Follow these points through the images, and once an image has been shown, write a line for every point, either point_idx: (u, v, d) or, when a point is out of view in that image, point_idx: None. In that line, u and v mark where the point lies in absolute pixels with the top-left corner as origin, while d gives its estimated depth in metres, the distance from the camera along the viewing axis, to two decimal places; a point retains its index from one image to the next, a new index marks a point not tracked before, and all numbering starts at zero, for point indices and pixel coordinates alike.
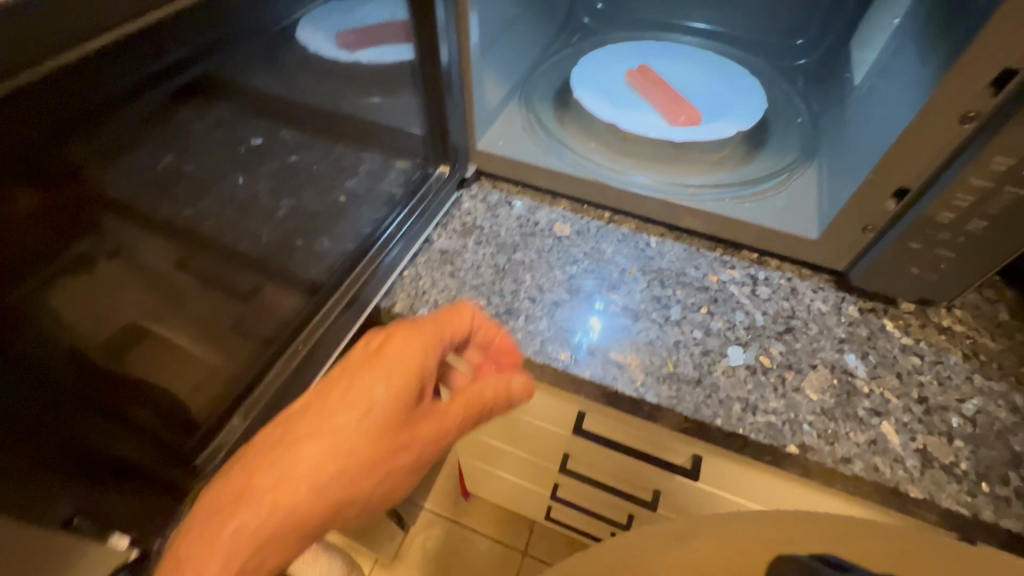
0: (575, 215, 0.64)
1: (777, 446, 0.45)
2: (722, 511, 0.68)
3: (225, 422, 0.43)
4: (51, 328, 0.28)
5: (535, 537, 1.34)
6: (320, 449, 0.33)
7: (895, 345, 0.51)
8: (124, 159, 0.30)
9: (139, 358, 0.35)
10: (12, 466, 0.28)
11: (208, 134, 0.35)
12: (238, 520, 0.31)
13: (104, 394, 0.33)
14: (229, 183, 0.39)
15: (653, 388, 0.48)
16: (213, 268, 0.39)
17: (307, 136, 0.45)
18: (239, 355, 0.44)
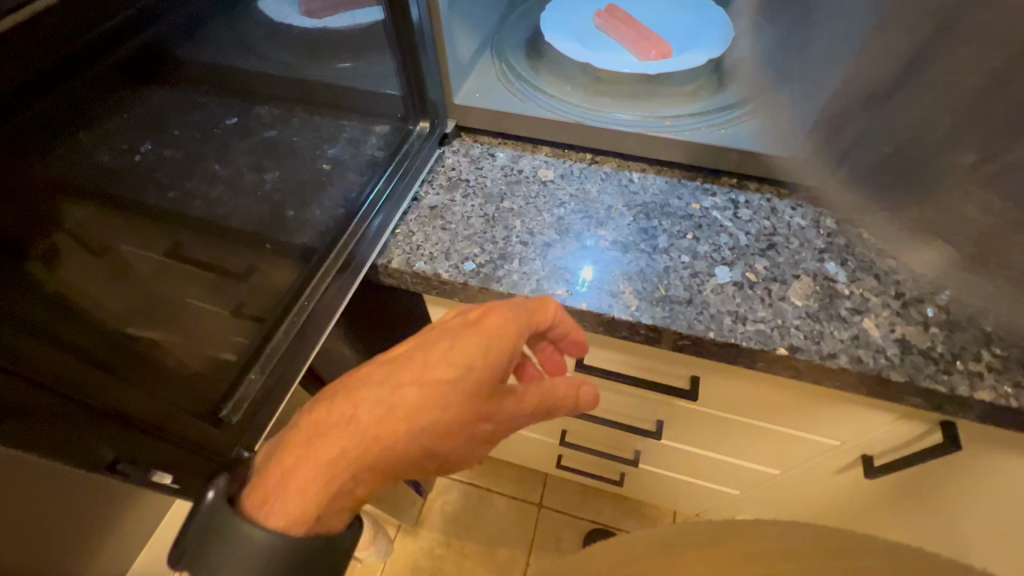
0: (557, 160, 0.65)
1: (767, 350, 0.48)
2: (722, 431, 0.72)
3: (243, 377, 0.44)
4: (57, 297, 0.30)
5: (549, 490, 1.41)
6: (421, 395, 0.37)
7: (872, 250, 0.54)
8: (96, 143, 0.31)
9: (151, 324, 0.37)
10: (36, 406, 0.29)
11: (182, 107, 0.36)
12: (339, 442, 0.36)
13: (113, 344, 0.34)
14: (213, 157, 0.40)
15: (648, 311, 0.50)
16: (208, 245, 0.41)
17: (282, 107, 0.46)
18: (247, 323, 0.45)
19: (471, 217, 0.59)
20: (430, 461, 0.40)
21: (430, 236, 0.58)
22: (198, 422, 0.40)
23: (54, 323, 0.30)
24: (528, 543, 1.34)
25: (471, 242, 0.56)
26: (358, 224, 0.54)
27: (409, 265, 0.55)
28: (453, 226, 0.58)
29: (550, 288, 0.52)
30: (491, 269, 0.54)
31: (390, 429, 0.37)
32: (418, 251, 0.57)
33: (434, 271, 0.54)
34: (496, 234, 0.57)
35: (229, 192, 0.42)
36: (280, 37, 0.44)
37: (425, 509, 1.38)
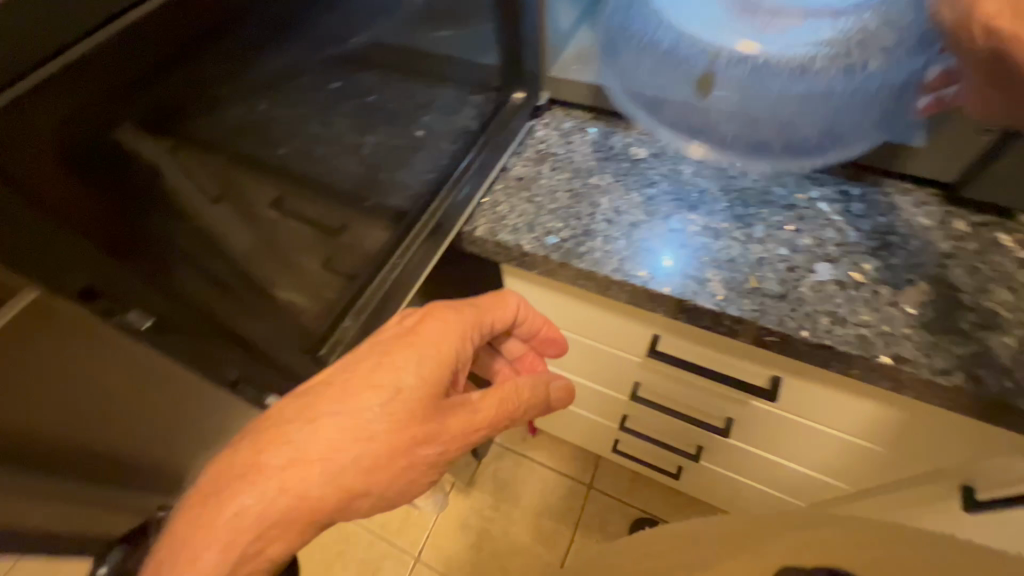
0: (651, 138, 0.62)
1: (866, 357, 0.44)
2: (797, 438, 0.68)
3: (340, 322, 0.49)
4: (189, 243, 0.35)
5: (600, 472, 1.41)
6: (339, 425, 0.38)
7: (1010, 261, 0.48)
8: (220, 106, 0.33)
9: (263, 269, 0.41)
10: (180, 324, 0.36)
11: (302, 69, 0.38)
12: (236, 498, 0.36)
13: (241, 283, 0.40)
14: (324, 119, 0.41)
15: (735, 302, 0.48)
16: (307, 203, 0.43)
17: (384, 74, 0.46)
18: (342, 276, 0.49)
19: (557, 192, 0.58)
20: (360, 499, 0.39)
21: (515, 208, 0.58)
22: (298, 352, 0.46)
23: (196, 262, 0.36)
24: (575, 520, 1.36)
25: (556, 216, 0.56)
26: (448, 192, 0.56)
27: (493, 234, 0.57)
28: (538, 199, 0.58)
29: (632, 270, 0.51)
30: (573, 245, 0.54)
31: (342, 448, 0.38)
32: (502, 221, 0.57)
33: (517, 242, 0.55)
34: (581, 210, 0.56)
35: (334, 154, 0.44)
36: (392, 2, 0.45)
37: (478, 472, 1.44)
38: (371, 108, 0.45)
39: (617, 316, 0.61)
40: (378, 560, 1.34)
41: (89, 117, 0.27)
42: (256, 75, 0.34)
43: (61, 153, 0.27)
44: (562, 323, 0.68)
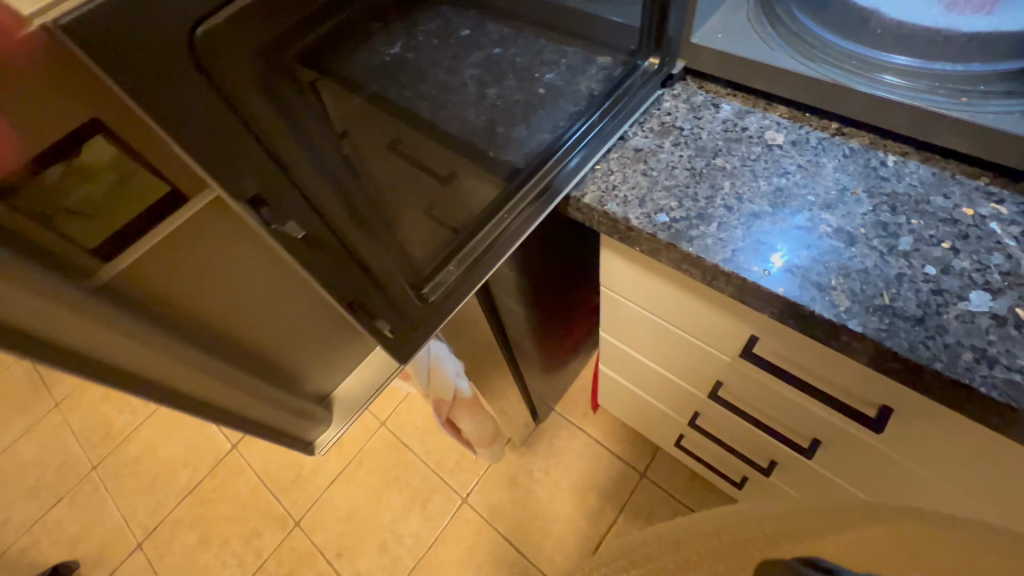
0: (792, 123, 0.56)
1: (1014, 406, 0.38)
2: (892, 477, 0.62)
3: (444, 266, 0.50)
4: (337, 168, 0.37)
5: (656, 463, 1.39)
6: None
7: None
8: (365, 44, 0.35)
9: (388, 203, 0.43)
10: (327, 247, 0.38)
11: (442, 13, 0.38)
12: None
13: (373, 212, 0.42)
14: (454, 67, 0.42)
15: (860, 317, 0.43)
16: (425, 147, 0.45)
17: (517, 27, 0.45)
18: (450, 221, 0.51)
19: (676, 169, 0.55)
20: None
21: (629, 180, 0.56)
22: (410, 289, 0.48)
23: (342, 189, 0.38)
24: (622, 502, 1.36)
25: (670, 194, 0.54)
26: (565, 153, 0.55)
27: (601, 203, 0.55)
28: (654, 173, 0.56)
29: (745, 263, 0.48)
30: (684, 227, 0.51)
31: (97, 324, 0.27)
32: (613, 192, 0.56)
33: (625, 216, 0.53)
34: (699, 191, 0.53)
35: (457, 104, 0.45)
36: None
37: (534, 435, 1.48)
38: (501, 59, 0.45)
39: (714, 309, 0.58)
40: (430, 492, 1.45)
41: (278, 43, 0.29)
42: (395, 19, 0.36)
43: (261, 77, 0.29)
44: (653, 306, 0.66)
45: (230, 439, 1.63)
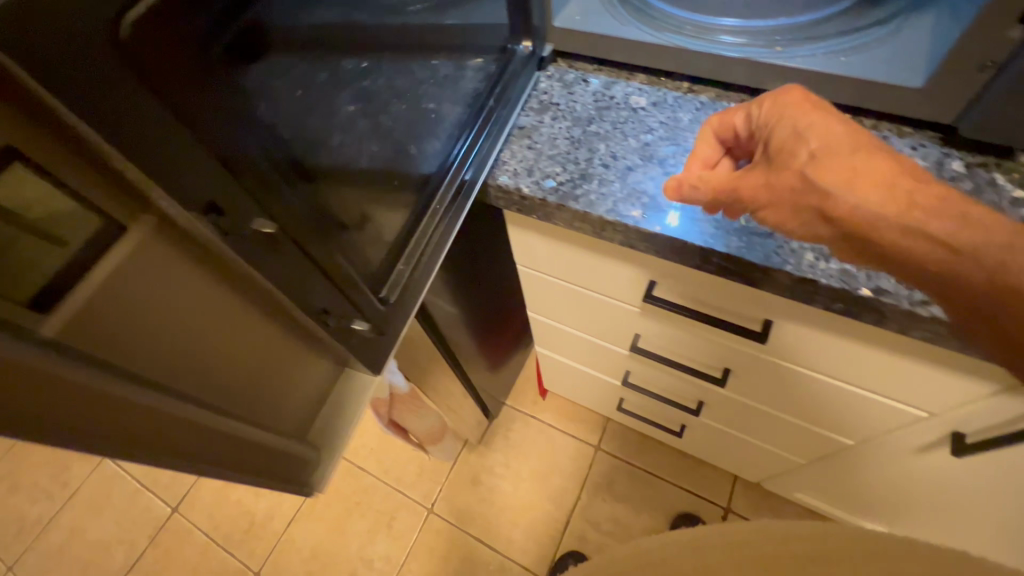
0: (652, 88, 0.63)
1: (848, 289, 0.45)
2: (791, 387, 0.69)
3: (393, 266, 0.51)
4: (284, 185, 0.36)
5: (609, 435, 1.44)
6: None
7: (1006, 199, 0.48)
8: None
9: (337, 212, 0.43)
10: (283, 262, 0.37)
11: None
12: None
13: (324, 227, 0.41)
14: None
15: (723, 239, 0.49)
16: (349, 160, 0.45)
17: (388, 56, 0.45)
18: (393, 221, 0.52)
19: (557, 139, 0.60)
20: None
21: (517, 154, 0.60)
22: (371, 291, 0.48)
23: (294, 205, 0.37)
24: (582, 478, 1.40)
25: (554, 162, 0.58)
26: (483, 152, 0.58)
27: (494, 178, 0.59)
28: (539, 146, 0.60)
29: (625, 211, 0.53)
30: (570, 188, 0.56)
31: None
32: (504, 166, 0.60)
33: (517, 187, 0.58)
34: (579, 156, 0.58)
35: (349, 127, 0.44)
36: None
37: (490, 432, 1.49)
38: (401, 74, 0.47)
39: (614, 261, 0.63)
40: (394, 510, 1.42)
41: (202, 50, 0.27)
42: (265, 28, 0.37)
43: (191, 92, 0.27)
44: (564, 271, 0.70)
45: (168, 502, 1.51)
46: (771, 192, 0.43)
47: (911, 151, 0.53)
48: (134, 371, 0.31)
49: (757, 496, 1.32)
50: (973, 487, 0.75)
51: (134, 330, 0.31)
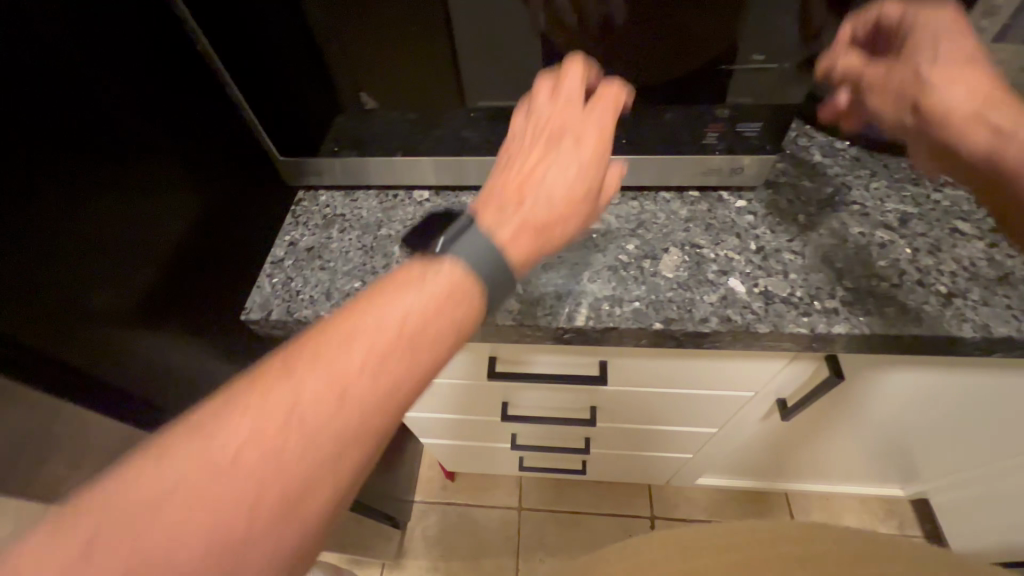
0: (440, 192, 0.66)
1: (645, 328, 0.48)
2: (649, 404, 0.74)
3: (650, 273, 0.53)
4: (698, 48, 0.46)
5: (526, 491, 1.41)
6: (322, 413, 0.30)
7: (732, 210, 0.57)
8: None
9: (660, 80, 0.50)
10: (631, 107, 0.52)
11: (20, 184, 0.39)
12: (327, 432, 0.30)
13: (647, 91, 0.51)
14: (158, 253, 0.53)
15: (529, 313, 0.51)
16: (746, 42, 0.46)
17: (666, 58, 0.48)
18: (680, 131, 0.54)
19: (350, 252, 0.57)
20: (317, 399, 0.30)
21: (309, 279, 0.56)
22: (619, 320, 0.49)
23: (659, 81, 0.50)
24: (515, 546, 1.34)
25: (353, 277, 0.55)
26: (398, 92, 0.54)
27: (290, 313, 0.53)
28: (331, 264, 0.57)
29: None
30: None
31: (357, 469, 0.32)
32: (299, 298, 0.54)
33: (318, 315, 0.53)
34: (377, 264, 0.56)
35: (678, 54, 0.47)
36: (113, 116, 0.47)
37: (406, 540, 1.35)
38: (633, 122, 0.54)
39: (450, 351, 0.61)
40: None
41: (166, 98, 0.52)
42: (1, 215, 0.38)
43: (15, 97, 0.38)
44: None
45: None
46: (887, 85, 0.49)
47: (655, 191, 0.61)
48: (651, 145, 0.56)
49: (672, 493, 1.39)
50: (814, 417, 0.88)
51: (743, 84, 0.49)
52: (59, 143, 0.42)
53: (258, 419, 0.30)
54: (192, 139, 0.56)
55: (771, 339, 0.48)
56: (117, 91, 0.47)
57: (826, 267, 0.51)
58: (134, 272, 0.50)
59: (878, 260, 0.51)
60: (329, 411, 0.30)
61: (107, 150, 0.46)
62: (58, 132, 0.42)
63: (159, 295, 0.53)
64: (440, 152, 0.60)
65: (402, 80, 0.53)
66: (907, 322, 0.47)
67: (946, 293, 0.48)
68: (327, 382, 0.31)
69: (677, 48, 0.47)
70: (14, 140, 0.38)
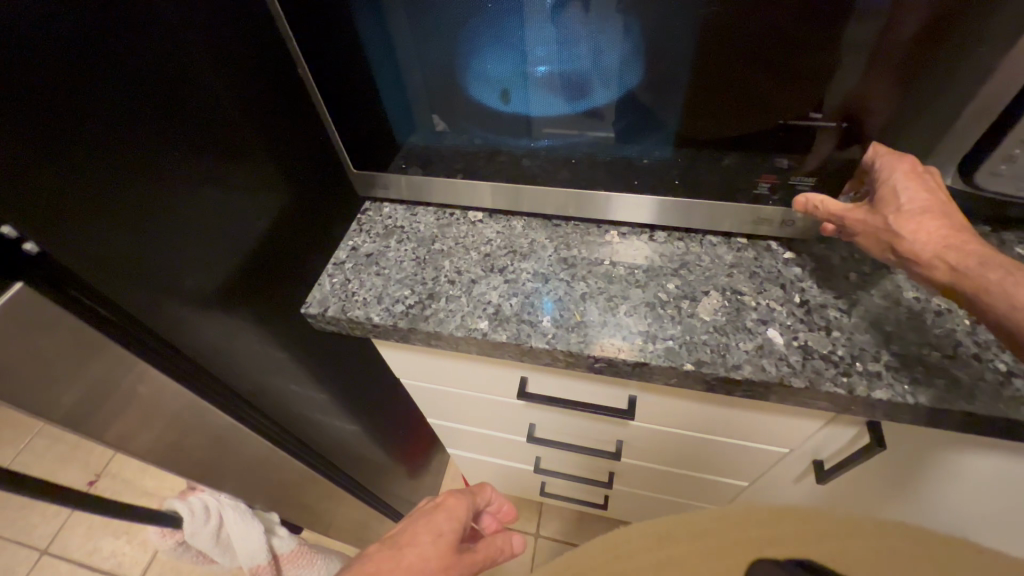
0: (494, 215, 0.70)
1: (675, 366, 0.49)
2: (676, 446, 0.73)
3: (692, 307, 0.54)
4: (745, 98, 0.49)
5: (544, 519, 1.39)
6: None
7: (780, 261, 0.57)
8: (87, 216, 0.42)
9: (705, 125, 0.52)
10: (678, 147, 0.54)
11: (136, 170, 0.46)
12: None
13: (693, 134, 0.53)
14: (235, 243, 0.59)
15: (564, 338, 0.53)
16: (796, 95, 0.47)
17: (716, 107, 0.50)
18: (725, 176, 0.56)
19: (404, 262, 0.62)
20: None
21: (365, 283, 0.60)
22: (653, 358, 0.50)
23: (704, 126, 0.52)
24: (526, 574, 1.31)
25: (403, 284, 0.60)
26: (462, 118, 0.59)
27: (344, 312, 0.58)
28: (386, 271, 0.61)
29: (473, 324, 0.55)
30: (420, 309, 0.57)
31: None
32: (353, 298, 0.59)
33: (368, 316, 0.57)
34: (426, 275, 0.60)
35: (728, 104, 0.50)
36: (217, 117, 0.53)
37: None
38: (682, 164, 0.56)
39: (485, 366, 0.64)
40: None
41: (265, 110, 0.60)
42: (116, 194, 0.44)
43: (152, 103, 0.46)
44: (442, 379, 0.71)
45: None
46: (864, 223, 0.51)
47: (702, 234, 0.62)
48: (696, 187, 0.58)
49: None
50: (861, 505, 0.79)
51: (791, 133, 0.50)
52: (179, 142, 0.50)
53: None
54: (275, 145, 0.63)
55: (807, 395, 0.47)
56: (229, 101, 0.55)
57: (873, 329, 0.50)
58: (220, 259, 0.57)
59: (933, 328, 0.49)
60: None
61: (213, 151, 0.54)
62: (180, 135, 0.50)
63: (232, 280, 0.59)
64: (498, 177, 0.64)
65: (470, 110, 0.57)
66: (959, 398, 0.44)
67: (1006, 371, 0.46)
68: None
69: (735, 97, 0.49)
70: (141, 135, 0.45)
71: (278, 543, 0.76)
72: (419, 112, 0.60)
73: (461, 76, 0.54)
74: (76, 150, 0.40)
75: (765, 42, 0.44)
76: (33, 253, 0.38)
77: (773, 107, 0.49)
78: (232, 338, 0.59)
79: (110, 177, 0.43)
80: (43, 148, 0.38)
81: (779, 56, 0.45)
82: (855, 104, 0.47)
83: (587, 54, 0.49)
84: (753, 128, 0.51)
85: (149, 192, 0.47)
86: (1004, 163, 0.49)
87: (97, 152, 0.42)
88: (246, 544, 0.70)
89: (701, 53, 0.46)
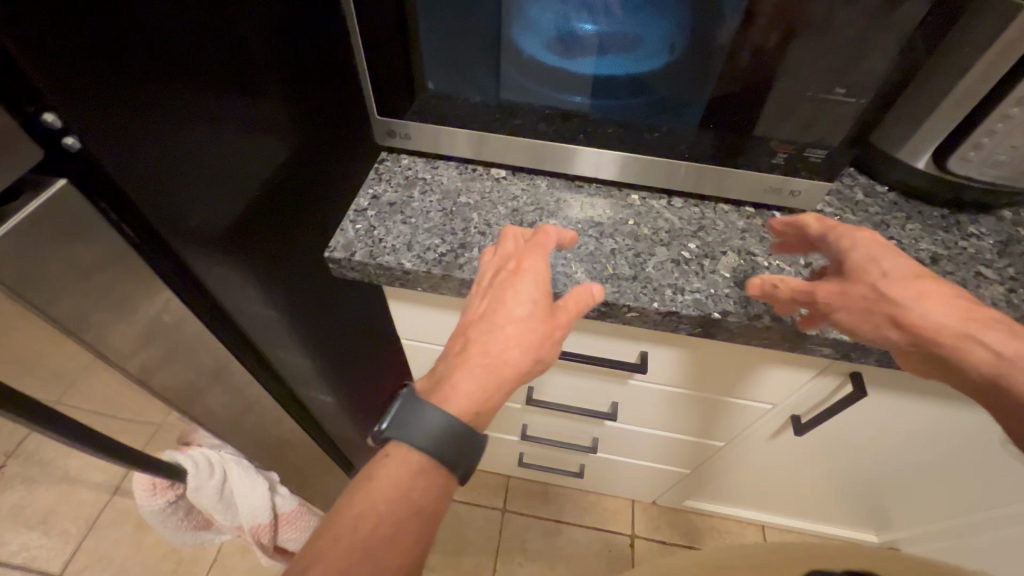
0: (514, 175, 0.71)
1: (704, 315, 0.53)
2: (668, 406, 0.78)
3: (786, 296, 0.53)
4: (772, 74, 0.53)
5: (512, 493, 1.41)
6: (465, 391, 0.46)
7: None
8: (124, 125, 0.37)
9: (733, 98, 0.56)
10: (708, 116, 0.58)
11: (176, 82, 0.42)
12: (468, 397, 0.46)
13: (720, 104, 0.56)
14: (261, 180, 0.55)
15: (599, 288, 0.55)
16: (817, 74, 0.52)
17: (745, 81, 0.54)
18: (740, 148, 0.60)
19: (430, 212, 0.61)
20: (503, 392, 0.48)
21: (392, 230, 0.59)
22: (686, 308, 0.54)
23: (732, 98, 0.56)
24: (495, 547, 1.33)
25: (432, 233, 0.59)
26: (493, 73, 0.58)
27: (373, 257, 0.56)
28: (413, 220, 0.60)
29: None
30: (453, 257, 0.56)
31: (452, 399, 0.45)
32: (380, 245, 0.57)
33: (399, 262, 0.56)
34: (455, 226, 0.60)
35: (756, 79, 0.54)
36: (252, 37, 0.49)
37: None
38: (705, 133, 0.60)
39: None
40: None
41: (300, 38, 0.55)
42: (155, 105, 0.40)
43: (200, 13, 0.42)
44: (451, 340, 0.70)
45: None
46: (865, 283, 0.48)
47: (713, 202, 0.67)
48: (714, 156, 0.62)
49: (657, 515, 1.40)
50: (817, 462, 0.88)
51: (807, 111, 0.55)
52: (222, 66, 0.46)
53: (362, 502, 0.42)
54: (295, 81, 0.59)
55: (815, 341, 0.53)
56: (271, 30, 0.51)
57: None
58: (245, 196, 0.53)
59: None
60: (529, 369, 0.47)
61: (252, 81, 0.50)
62: (223, 56, 0.46)
63: (255, 219, 0.56)
64: (522, 134, 0.64)
65: (510, 62, 0.57)
66: None
67: None
68: (478, 379, 0.46)
69: (764, 72, 0.53)
70: (183, 43, 0.41)
71: (279, 501, 0.85)
72: (450, 61, 0.58)
73: (508, 25, 0.54)
74: (125, 46, 0.36)
75: (800, 21, 0.48)
76: (72, 149, 0.35)
77: (794, 86, 0.53)
78: (248, 282, 0.56)
79: (151, 85, 0.39)
80: (95, 41, 0.34)
81: (811, 37, 0.49)
82: (866, 86, 0.52)
83: (640, 21, 0.52)
84: (776, 103, 0.55)
85: (190, 114, 0.44)
86: (972, 150, 0.56)
87: (145, 56, 0.38)
88: (249, 500, 0.77)
89: (742, 26, 0.50)
